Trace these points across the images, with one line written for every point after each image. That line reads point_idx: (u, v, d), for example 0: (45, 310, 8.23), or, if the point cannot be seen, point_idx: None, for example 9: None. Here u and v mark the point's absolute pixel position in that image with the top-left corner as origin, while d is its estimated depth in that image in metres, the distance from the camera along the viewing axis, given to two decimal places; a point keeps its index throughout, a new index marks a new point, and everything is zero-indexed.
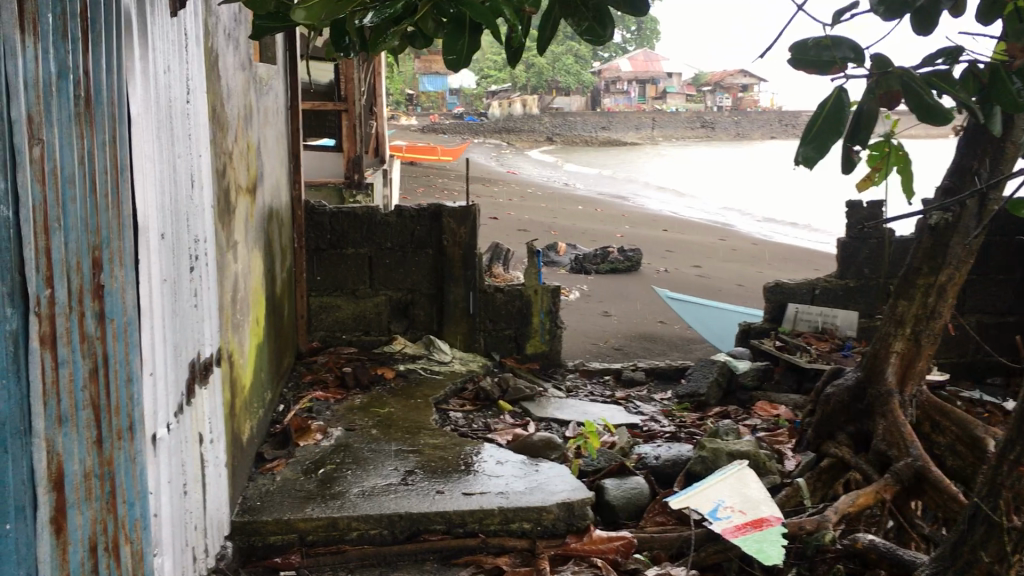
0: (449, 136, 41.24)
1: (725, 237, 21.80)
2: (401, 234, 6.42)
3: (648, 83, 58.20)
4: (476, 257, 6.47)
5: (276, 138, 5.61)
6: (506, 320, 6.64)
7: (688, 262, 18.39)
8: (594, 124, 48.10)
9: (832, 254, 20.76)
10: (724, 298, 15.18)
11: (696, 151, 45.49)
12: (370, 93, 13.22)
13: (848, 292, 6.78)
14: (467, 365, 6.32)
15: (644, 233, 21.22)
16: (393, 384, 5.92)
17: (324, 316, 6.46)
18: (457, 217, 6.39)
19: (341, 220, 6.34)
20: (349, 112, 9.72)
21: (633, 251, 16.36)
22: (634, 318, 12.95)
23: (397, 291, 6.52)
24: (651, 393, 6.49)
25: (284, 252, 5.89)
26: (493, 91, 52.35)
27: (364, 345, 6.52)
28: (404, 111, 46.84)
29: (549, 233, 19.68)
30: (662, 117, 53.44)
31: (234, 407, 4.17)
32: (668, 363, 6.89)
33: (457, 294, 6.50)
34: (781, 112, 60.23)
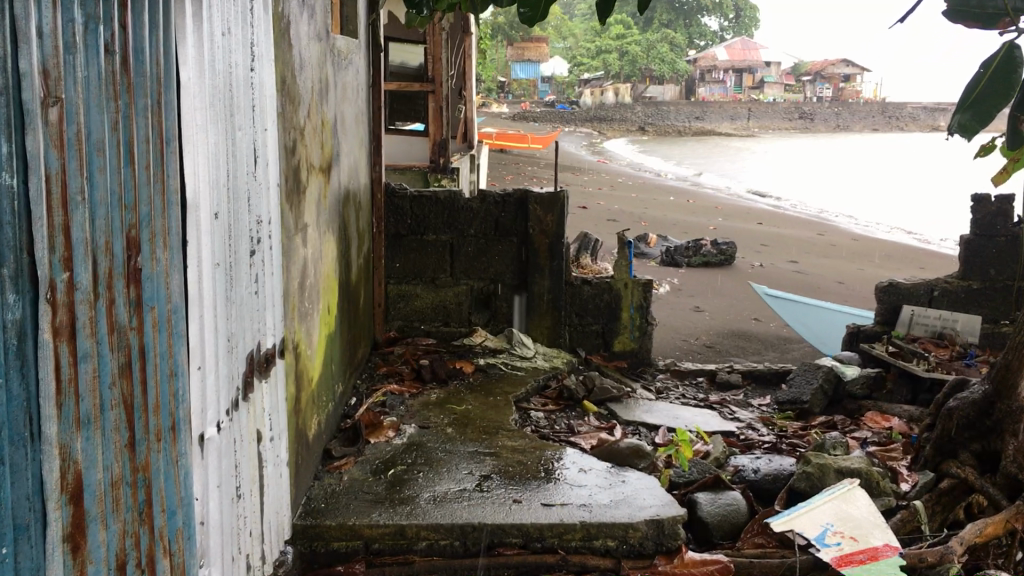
0: (539, 123, 40.89)
1: (822, 231, 20.93)
2: (484, 221, 6.09)
3: (744, 73, 56.77)
4: (563, 247, 6.10)
5: (356, 115, 5.34)
6: (593, 314, 6.26)
7: (784, 257, 17.67)
8: (687, 114, 47.14)
9: (938, 252, 19.72)
10: (822, 296, 14.47)
11: (792, 142, 44.12)
12: (459, 76, 12.93)
13: (970, 294, 6.23)
14: (552, 362, 5.95)
15: (737, 225, 20.51)
16: (472, 379, 5.61)
17: (402, 304, 6.17)
18: (544, 204, 6.01)
19: (421, 205, 6.05)
20: (435, 93, 9.40)
21: (727, 244, 15.74)
22: (727, 314, 12.40)
23: (479, 282, 6.19)
24: (747, 398, 6.02)
25: (361, 237, 5.62)
26: (584, 79, 51.81)
27: (443, 337, 6.22)
28: (495, 99, 46.63)
29: (639, 223, 19.15)
30: (758, 107, 52.04)
31: (298, 401, 3.90)
32: (767, 365, 6.41)
33: (543, 286, 6.14)
34: (883, 104, 58.01)
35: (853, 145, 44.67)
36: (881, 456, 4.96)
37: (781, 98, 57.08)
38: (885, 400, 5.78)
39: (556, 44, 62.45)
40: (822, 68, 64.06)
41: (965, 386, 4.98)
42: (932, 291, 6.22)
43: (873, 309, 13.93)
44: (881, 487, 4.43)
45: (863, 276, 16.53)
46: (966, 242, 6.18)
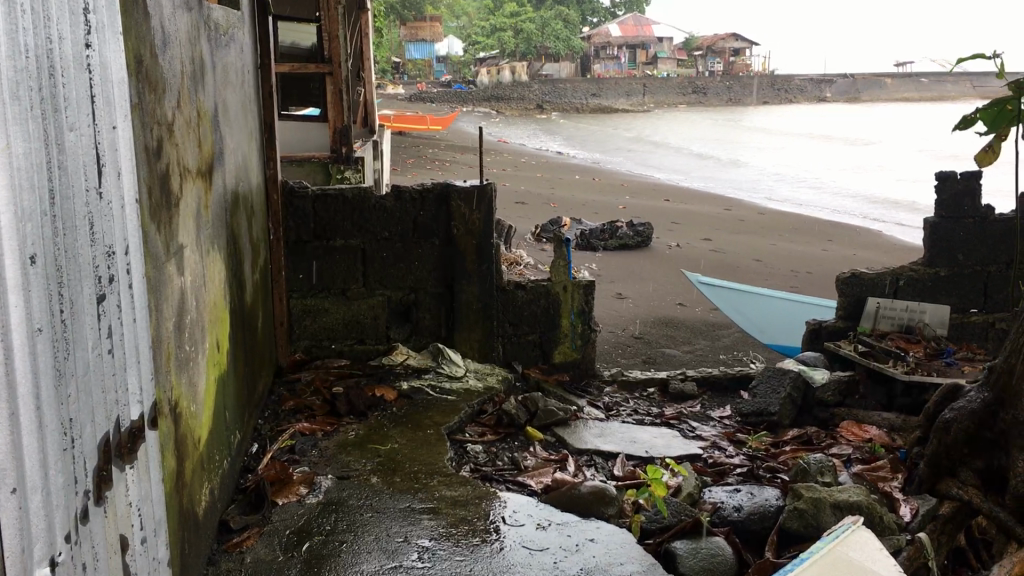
0: (437, 104, 39.96)
1: (730, 206, 20.62)
2: (401, 222, 5.27)
3: (638, 48, 56.74)
4: (493, 248, 5.32)
5: (241, 102, 4.43)
6: (530, 323, 5.51)
7: (697, 234, 17.24)
8: (584, 92, 46.78)
9: (844, 223, 19.62)
10: (741, 274, 14.03)
11: (689, 116, 44.15)
12: (357, 58, 12.02)
13: (936, 282, 5.65)
14: (486, 383, 5.20)
15: (646, 204, 20.02)
16: (396, 408, 4.83)
17: (308, 321, 5.33)
18: (469, 199, 5.23)
19: (326, 205, 5.20)
20: (333, 75, 8.40)
21: (643, 226, 15.13)
22: (650, 300, 11.81)
23: (397, 291, 5.39)
24: (705, 410, 5.37)
25: (256, 247, 4.75)
26: (480, 59, 50.96)
27: (358, 356, 5.42)
28: (391, 81, 45.52)
29: (548, 205, 18.48)
30: (653, 83, 51.98)
31: (181, 476, 3.03)
32: (723, 369, 5.76)
33: (472, 294, 5.36)
34: (772, 76, 58.69)
35: (748, 117, 44.96)
36: (871, 478, 4.35)
37: (675, 72, 57.23)
38: (858, 406, 5.19)
39: (449, 23, 61.39)
40: (711, 43, 64.62)
41: (960, 393, 4.39)
42: (897, 282, 5.62)
43: (792, 286, 13.55)
44: (884, 523, 3.80)
45: (777, 252, 16.19)
46: (931, 226, 5.59)
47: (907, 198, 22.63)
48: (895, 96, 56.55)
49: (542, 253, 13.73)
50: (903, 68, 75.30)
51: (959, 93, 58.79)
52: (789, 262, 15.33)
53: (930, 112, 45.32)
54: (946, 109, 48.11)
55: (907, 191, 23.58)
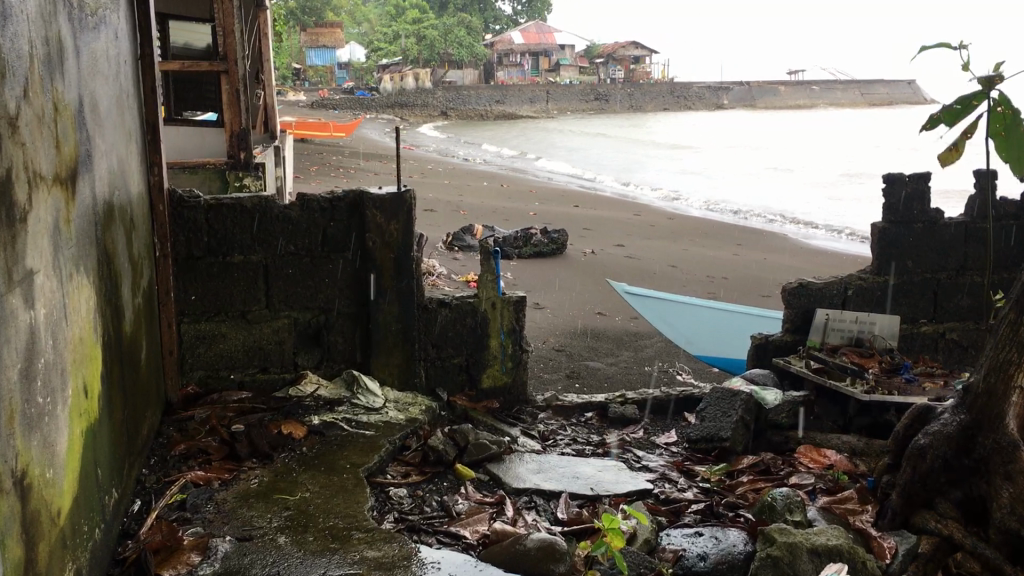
0: (339, 111, 39.05)
1: (639, 211, 20.43)
2: (308, 234, 4.67)
3: (540, 55, 56.70)
4: (413, 261, 4.76)
5: (116, 97, 3.77)
6: (455, 345, 4.95)
7: (610, 240, 16.93)
8: (488, 98, 46.42)
9: (752, 226, 19.63)
10: (657, 280, 13.73)
11: (593, 122, 44.19)
12: (255, 59, 11.31)
13: (886, 291, 5.31)
14: (408, 414, 4.63)
15: (557, 210, 19.66)
16: (306, 448, 4.22)
17: (202, 348, 4.68)
18: (385, 208, 4.65)
19: (221, 216, 4.57)
20: (228, 74, 7.41)
21: (557, 233, 14.70)
22: (569, 310, 11.37)
23: (304, 313, 4.77)
24: (650, 436, 4.90)
25: (138, 266, 4.08)
26: (383, 65, 50.04)
27: (260, 387, 4.78)
28: (292, 87, 44.26)
29: (458, 212, 17.90)
30: (556, 89, 51.97)
31: (31, 567, 2.38)
32: (664, 389, 5.30)
33: (390, 314, 4.77)
34: (671, 84, 59.38)
35: (651, 123, 45.30)
36: (841, 511, 3.94)
37: (577, 79, 57.39)
38: (813, 428, 4.80)
39: (350, 28, 60.27)
40: (612, 50, 65.04)
41: (933, 415, 3.98)
42: (847, 292, 5.25)
43: (708, 292, 13.31)
44: (868, 569, 3.36)
45: (690, 257, 16.00)
46: (879, 232, 5.24)
47: (811, 201, 22.87)
48: (790, 103, 57.89)
49: (455, 263, 13.16)
50: (795, 76, 77.37)
51: (850, 100, 60.56)
52: (703, 267, 15.12)
53: (824, 120, 46.47)
54: (839, 115, 49.45)
55: (810, 194, 23.86)
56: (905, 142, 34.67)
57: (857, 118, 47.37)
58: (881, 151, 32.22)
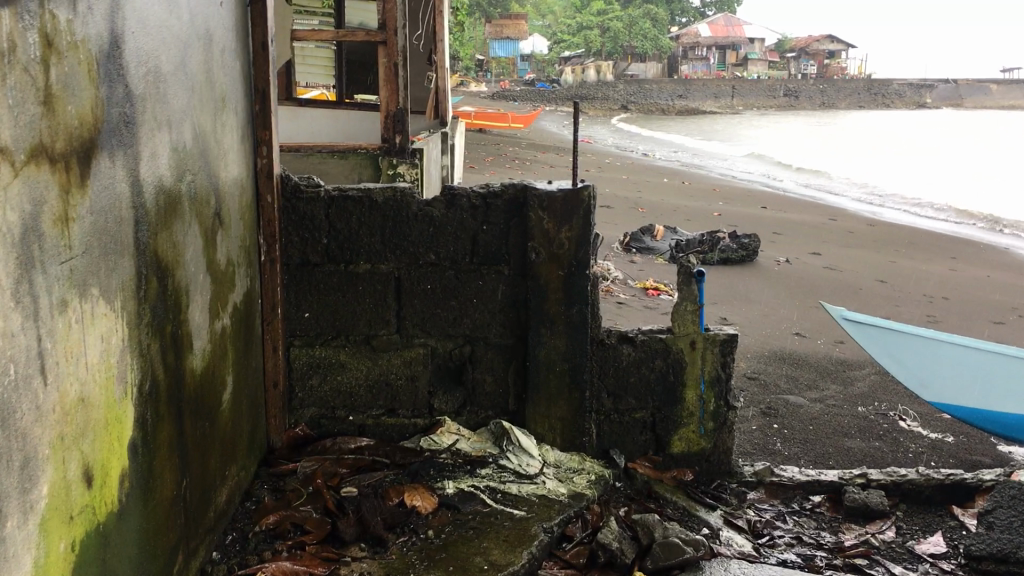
0: (519, 102, 38.33)
1: (836, 216, 18.41)
2: (452, 241, 3.57)
3: (728, 48, 54.05)
4: (588, 281, 3.57)
5: (196, 46, 2.74)
6: (638, 395, 3.74)
7: (805, 247, 15.16)
8: (671, 92, 44.51)
9: (969, 237, 17.25)
10: (863, 297, 11.94)
11: (781, 120, 41.55)
12: (429, 40, 10.41)
13: None
14: (571, 489, 3.48)
15: (744, 211, 17.98)
16: (433, 533, 3.13)
17: (317, 381, 3.67)
18: (552, 207, 3.48)
19: (345, 212, 3.54)
20: (386, 44, 6.24)
21: (748, 238, 13.05)
22: (761, 327, 9.90)
23: (444, 342, 3.67)
24: (904, 542, 3.55)
25: (230, 276, 3.08)
26: (565, 58, 49.03)
27: (385, 435, 3.73)
28: (475, 79, 44.09)
29: (637, 209, 16.56)
30: (744, 82, 49.28)
31: None
32: (919, 469, 3.94)
33: (554, 350, 3.61)
34: (869, 81, 55.05)
35: (844, 122, 42.17)
36: None
37: (766, 74, 54.43)
38: None
39: (533, 20, 59.85)
40: (806, 45, 61.28)
41: None
42: None
43: (925, 314, 11.43)
44: None
45: (899, 270, 14.03)
46: None
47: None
48: (1002, 103, 52.79)
49: (632, 266, 11.89)
50: (1007, 74, 70.71)
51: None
52: (915, 283, 13.17)
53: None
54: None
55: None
56: None
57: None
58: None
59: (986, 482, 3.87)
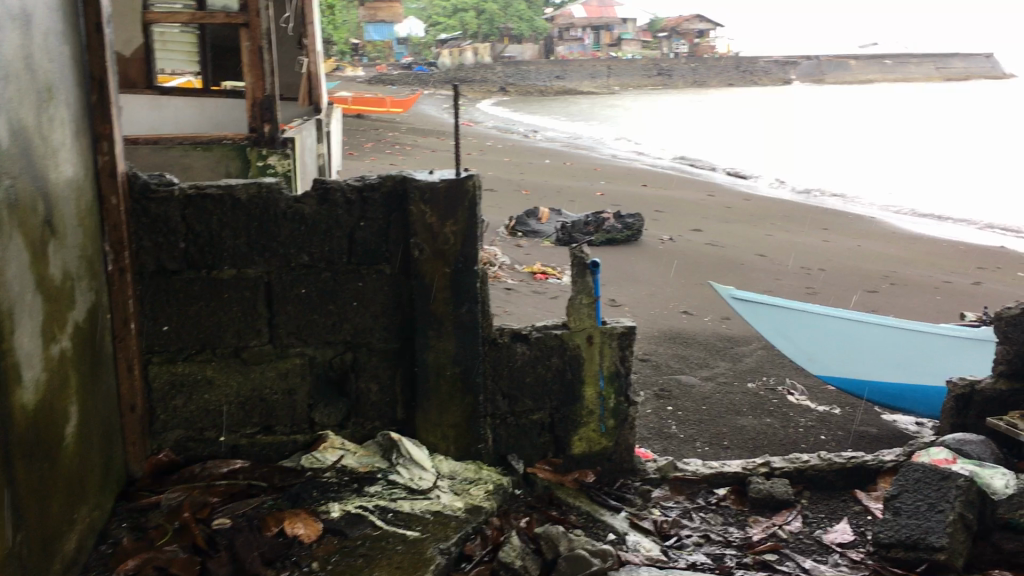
0: (396, 86, 37.62)
1: (715, 192, 18.69)
2: (327, 239, 3.26)
3: (602, 29, 54.46)
4: (476, 277, 3.32)
5: (8, 27, 2.35)
6: (535, 396, 3.52)
7: (686, 224, 15.29)
8: (549, 72, 44.51)
9: (840, 208, 17.76)
10: (746, 272, 12.07)
11: (656, 98, 42.15)
12: (298, 22, 9.93)
13: None
14: (468, 502, 3.23)
15: (626, 190, 18.04)
16: (319, 564, 2.85)
17: (182, 401, 3.31)
18: (434, 199, 3.22)
19: (205, 212, 3.18)
20: (248, 27, 5.78)
21: (632, 218, 13.06)
22: (649, 308, 9.86)
23: (324, 349, 3.36)
24: (813, 531, 3.45)
25: (69, 291, 2.70)
26: (441, 40, 48.46)
27: (262, 455, 3.41)
28: (350, 63, 43.10)
29: (520, 192, 16.40)
30: (619, 62, 49.75)
31: None
32: (821, 453, 3.84)
33: (444, 354, 3.35)
34: (737, 59, 56.41)
35: (716, 99, 43.09)
36: None
37: (641, 54, 55.13)
38: None
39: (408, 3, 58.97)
40: (677, 24, 62.33)
41: None
42: None
43: (805, 286, 11.65)
44: None
45: (777, 244, 14.30)
46: None
47: (900, 180, 20.85)
48: (862, 77, 54.92)
49: (517, 250, 11.69)
50: (865, 49, 73.72)
51: (926, 73, 57.11)
52: (793, 256, 13.43)
53: (899, 95, 43.68)
54: (915, 91, 46.54)
55: (901, 172, 21.82)
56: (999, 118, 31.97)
57: (939, 93, 44.35)
58: (969, 128, 29.79)
59: (887, 462, 3.82)
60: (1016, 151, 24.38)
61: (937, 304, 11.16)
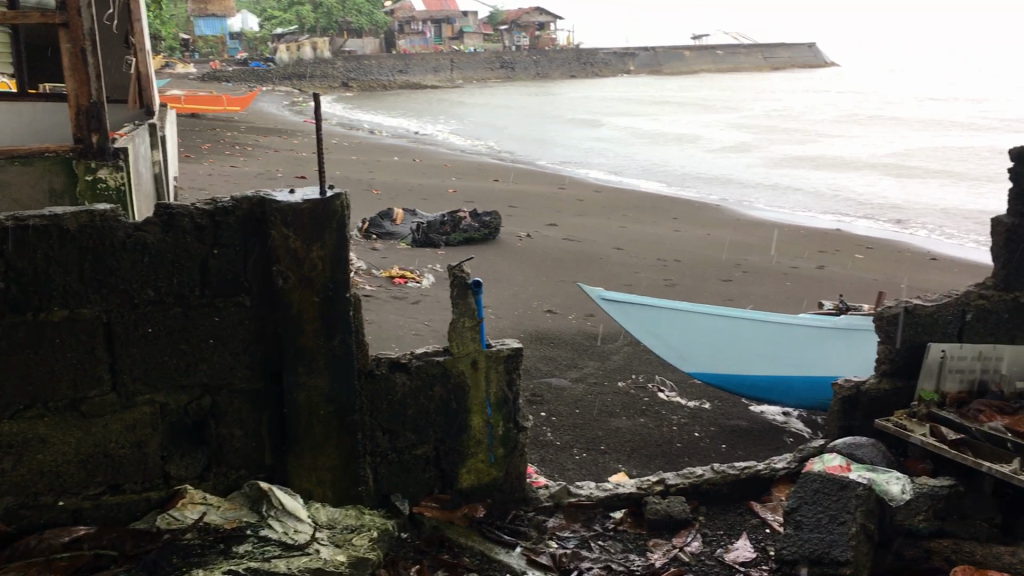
0: (232, 83, 36.15)
1: (566, 184, 18.78)
2: (176, 271, 2.87)
3: (442, 22, 54.15)
4: (348, 305, 3.01)
5: None
6: (417, 429, 3.25)
7: (541, 219, 15.26)
8: (391, 67, 43.85)
9: (686, 196, 18.19)
10: (604, 265, 12.12)
11: (501, 91, 42.25)
12: (124, 17, 9.21)
13: (1015, 313, 3.82)
14: (351, 555, 2.92)
15: (478, 186, 17.87)
16: None
17: (9, 464, 2.85)
18: (298, 221, 2.89)
19: (27, 247, 2.72)
20: (67, 27, 5.03)
21: (488, 216, 12.89)
22: (513, 308, 9.70)
23: (177, 395, 2.97)
24: (713, 551, 3.33)
25: None
26: (278, 35, 46.96)
27: (110, 518, 2.98)
28: (182, 60, 41.14)
29: (371, 191, 15.95)
30: (461, 56, 49.61)
31: None
32: (713, 465, 3.73)
33: (316, 391, 3.03)
34: (577, 51, 57.28)
35: (560, 91, 43.58)
36: None
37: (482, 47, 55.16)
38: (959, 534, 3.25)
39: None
40: (516, 17, 62.74)
41: None
42: (963, 318, 3.77)
43: (662, 277, 11.79)
44: None
45: (631, 235, 14.47)
46: (1008, 236, 3.74)
47: (740, 167, 21.59)
48: (696, 67, 56.86)
49: (373, 253, 11.30)
50: (696, 40, 76.45)
51: (753, 63, 59.68)
52: (648, 247, 13.61)
53: (730, 84, 45.41)
54: (745, 79, 48.52)
55: (740, 159, 22.60)
56: (824, 105, 33.63)
57: (767, 81, 46.43)
58: (797, 114, 31.23)
59: (778, 470, 3.76)
60: (841, 135, 25.70)
61: (786, 289, 11.52)
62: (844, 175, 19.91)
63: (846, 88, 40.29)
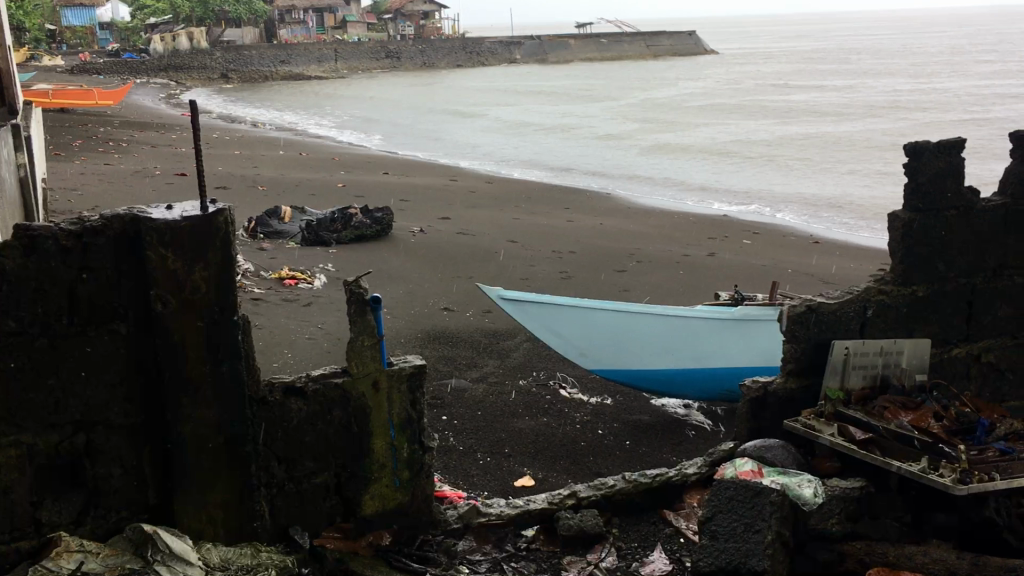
0: (103, 75, 34.51)
1: (457, 176, 18.58)
2: (40, 298, 2.59)
3: (323, 10, 52.99)
4: (237, 329, 2.79)
5: None
6: (315, 455, 3.05)
7: (434, 212, 15.04)
8: (273, 57, 42.69)
9: (577, 185, 18.24)
10: (499, 259, 12.01)
11: (387, 81, 41.66)
12: None
13: (912, 307, 3.86)
14: None
15: (368, 179, 17.50)
16: None
17: None
18: (178, 241, 2.64)
19: None
20: None
21: (380, 212, 12.59)
22: (408, 306, 9.48)
23: (45, 435, 2.69)
24: (628, 565, 3.24)
25: None
26: (152, 25, 45.08)
27: None
28: (48, 52, 39.08)
29: (256, 188, 15.42)
30: (345, 45, 48.70)
31: None
32: (625, 473, 3.64)
33: (203, 423, 2.79)
34: (462, 40, 56.97)
35: (446, 80, 43.24)
36: None
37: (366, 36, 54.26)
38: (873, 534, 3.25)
39: None
40: (399, 6, 61.95)
41: None
42: (865, 313, 3.78)
43: (557, 269, 11.75)
44: None
45: (524, 227, 14.40)
46: (904, 232, 3.78)
47: (628, 154, 21.81)
48: (580, 55, 57.33)
49: (260, 254, 10.88)
50: (579, 28, 77.14)
51: (636, 50, 60.57)
52: (542, 238, 13.57)
53: (614, 71, 45.95)
54: (628, 67, 49.16)
55: (628, 147, 22.83)
56: (706, 91, 34.35)
57: (649, 68, 47.20)
58: (680, 101, 31.78)
59: (689, 474, 3.71)
60: (723, 122, 26.26)
61: (679, 277, 11.65)
62: (728, 161, 20.32)
63: (726, 74, 41.27)
